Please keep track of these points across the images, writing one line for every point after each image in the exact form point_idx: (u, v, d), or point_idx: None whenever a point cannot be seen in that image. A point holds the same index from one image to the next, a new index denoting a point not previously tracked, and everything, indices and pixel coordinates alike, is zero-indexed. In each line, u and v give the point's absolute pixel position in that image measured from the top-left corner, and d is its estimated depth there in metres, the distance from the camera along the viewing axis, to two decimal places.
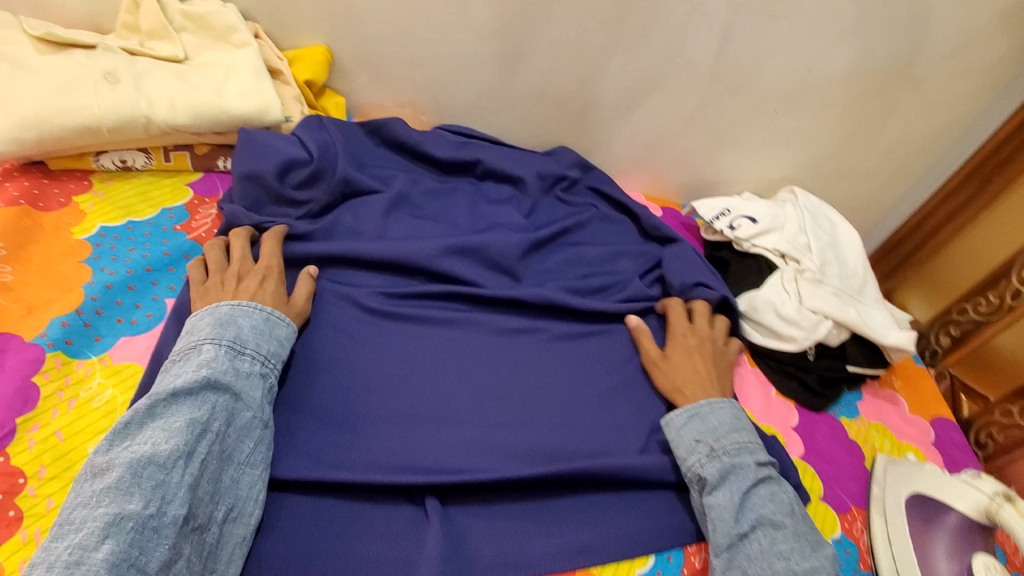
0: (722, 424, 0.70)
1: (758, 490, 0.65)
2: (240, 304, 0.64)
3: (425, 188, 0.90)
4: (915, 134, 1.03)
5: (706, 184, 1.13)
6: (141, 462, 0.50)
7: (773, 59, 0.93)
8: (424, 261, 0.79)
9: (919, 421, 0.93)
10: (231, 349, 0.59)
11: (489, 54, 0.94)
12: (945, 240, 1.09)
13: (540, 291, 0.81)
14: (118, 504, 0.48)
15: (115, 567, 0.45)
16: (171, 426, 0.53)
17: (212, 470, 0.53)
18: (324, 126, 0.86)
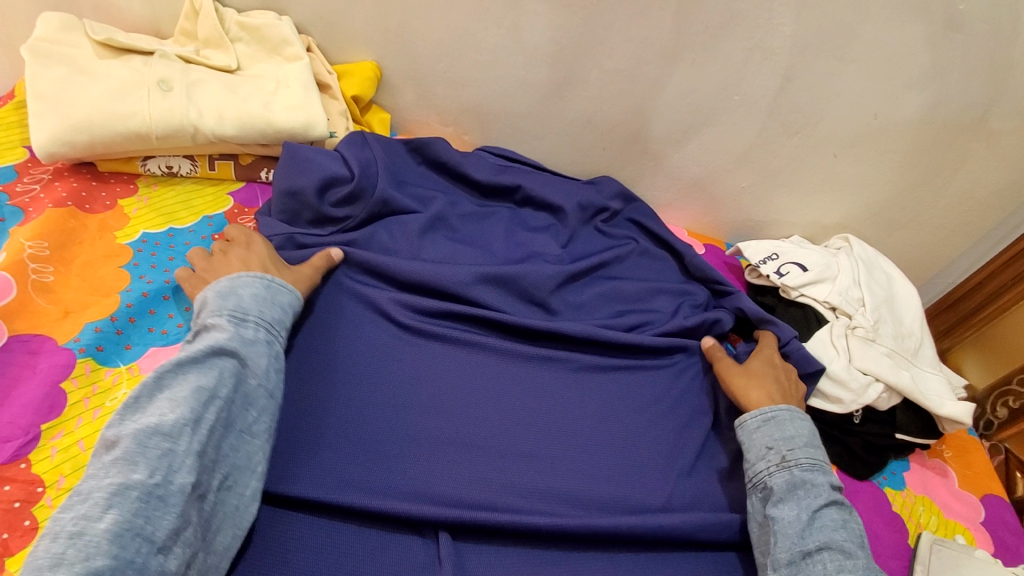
0: (799, 434, 0.67)
1: (829, 512, 0.61)
2: (238, 275, 0.63)
3: (463, 211, 0.88)
4: (984, 189, 0.97)
5: (752, 224, 1.09)
6: (146, 431, 0.48)
7: (836, 101, 0.89)
8: (457, 287, 0.77)
9: (970, 498, 0.86)
10: (234, 317, 0.58)
11: (538, 79, 0.93)
12: (1008, 305, 1.01)
13: (574, 327, 0.78)
14: (122, 474, 0.46)
15: (119, 537, 0.43)
16: (177, 394, 0.51)
17: (219, 436, 0.52)
18: (368, 144, 0.85)
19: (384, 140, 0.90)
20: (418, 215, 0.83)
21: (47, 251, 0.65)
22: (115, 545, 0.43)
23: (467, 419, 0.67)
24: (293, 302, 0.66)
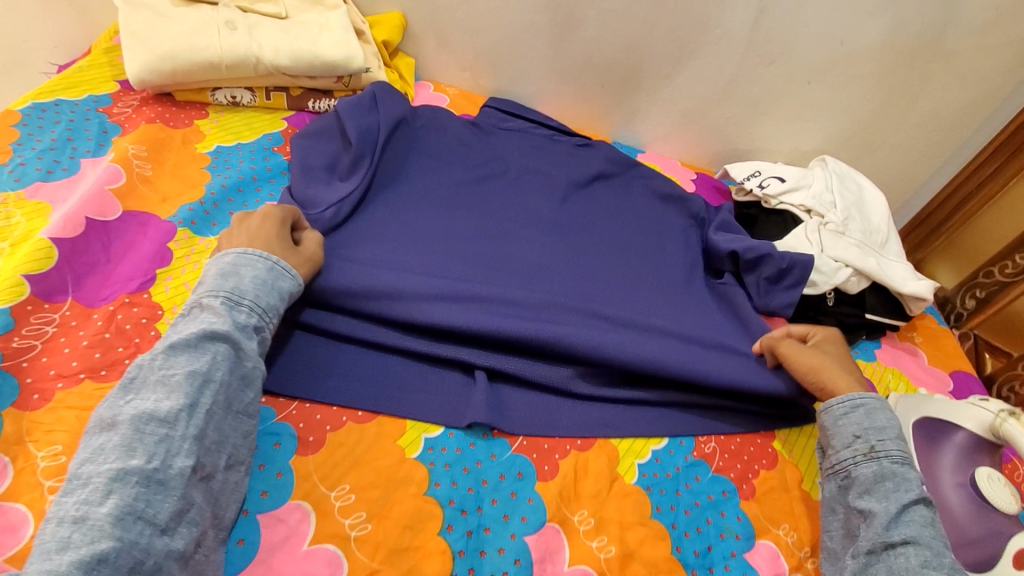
0: (891, 426, 0.65)
1: (919, 509, 0.59)
2: (244, 254, 0.61)
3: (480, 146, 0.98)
4: (948, 108, 1.08)
5: (738, 153, 1.22)
6: (143, 417, 0.49)
7: (806, 30, 1.01)
8: (477, 192, 0.90)
9: (939, 373, 0.96)
10: (228, 301, 0.57)
11: (542, 22, 1.06)
12: (974, 210, 1.12)
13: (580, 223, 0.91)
14: (119, 460, 0.46)
15: (122, 521, 0.44)
16: (171, 380, 0.51)
17: (218, 420, 0.53)
18: (375, 109, 0.88)
19: (381, 88, 0.92)
20: (442, 134, 0.96)
21: (145, 153, 0.79)
22: (116, 529, 0.44)
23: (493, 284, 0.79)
24: (294, 288, 0.63)
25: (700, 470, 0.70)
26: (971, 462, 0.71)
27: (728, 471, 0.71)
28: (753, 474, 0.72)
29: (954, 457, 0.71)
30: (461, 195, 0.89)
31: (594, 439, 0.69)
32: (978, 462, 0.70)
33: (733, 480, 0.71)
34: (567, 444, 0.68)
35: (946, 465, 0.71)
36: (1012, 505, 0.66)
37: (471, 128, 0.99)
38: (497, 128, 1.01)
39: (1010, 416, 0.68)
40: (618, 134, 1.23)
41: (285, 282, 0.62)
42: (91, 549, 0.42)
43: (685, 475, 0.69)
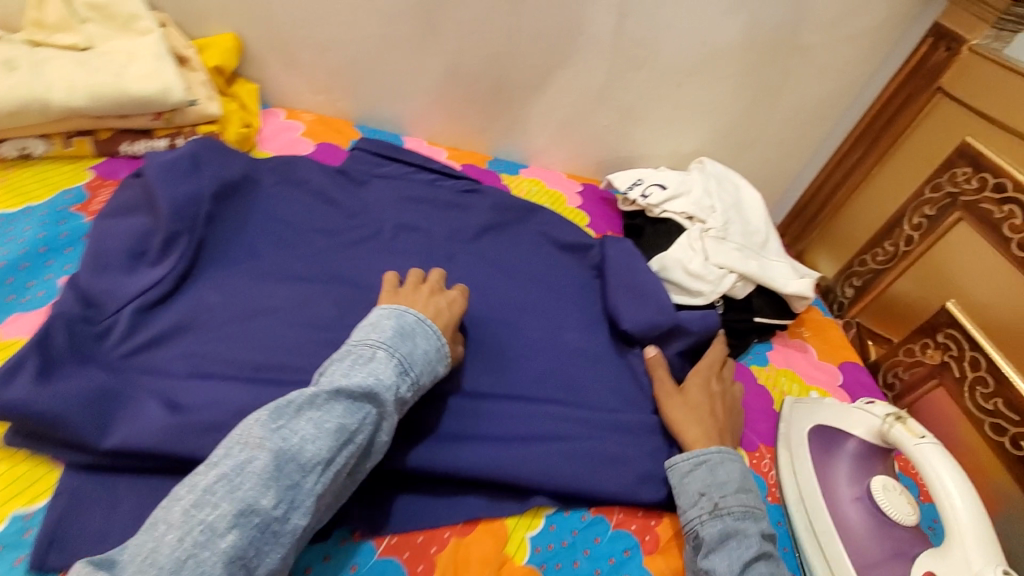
0: (731, 479, 0.64)
1: (760, 566, 0.58)
2: (423, 320, 0.63)
3: (342, 185, 0.89)
4: (810, 101, 1.09)
5: (622, 159, 1.19)
6: (284, 458, 0.50)
7: (667, 33, 0.99)
8: (343, 248, 0.82)
9: (829, 366, 0.96)
10: (400, 364, 0.59)
11: (397, 35, 0.98)
12: (844, 200, 1.13)
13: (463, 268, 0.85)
14: (250, 496, 0.48)
15: (229, 564, 0.46)
16: (323, 425, 0.53)
17: (339, 483, 0.54)
18: (197, 172, 0.76)
19: (204, 146, 0.80)
20: (304, 179, 0.88)
21: None
22: (222, 570, 0.46)
23: None
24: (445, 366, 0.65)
25: (599, 529, 0.65)
26: (866, 472, 0.69)
27: (629, 523, 0.66)
28: (656, 521, 0.67)
29: (850, 467, 0.70)
30: (327, 254, 0.80)
31: (476, 522, 0.63)
32: (873, 469, 0.69)
33: (634, 532, 0.66)
34: (444, 532, 0.61)
35: (843, 476, 0.69)
36: (911, 517, 0.64)
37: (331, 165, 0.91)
38: (371, 175, 0.92)
39: (897, 421, 0.67)
40: (500, 149, 1.16)
41: (446, 361, 0.64)
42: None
43: (582, 539, 0.64)
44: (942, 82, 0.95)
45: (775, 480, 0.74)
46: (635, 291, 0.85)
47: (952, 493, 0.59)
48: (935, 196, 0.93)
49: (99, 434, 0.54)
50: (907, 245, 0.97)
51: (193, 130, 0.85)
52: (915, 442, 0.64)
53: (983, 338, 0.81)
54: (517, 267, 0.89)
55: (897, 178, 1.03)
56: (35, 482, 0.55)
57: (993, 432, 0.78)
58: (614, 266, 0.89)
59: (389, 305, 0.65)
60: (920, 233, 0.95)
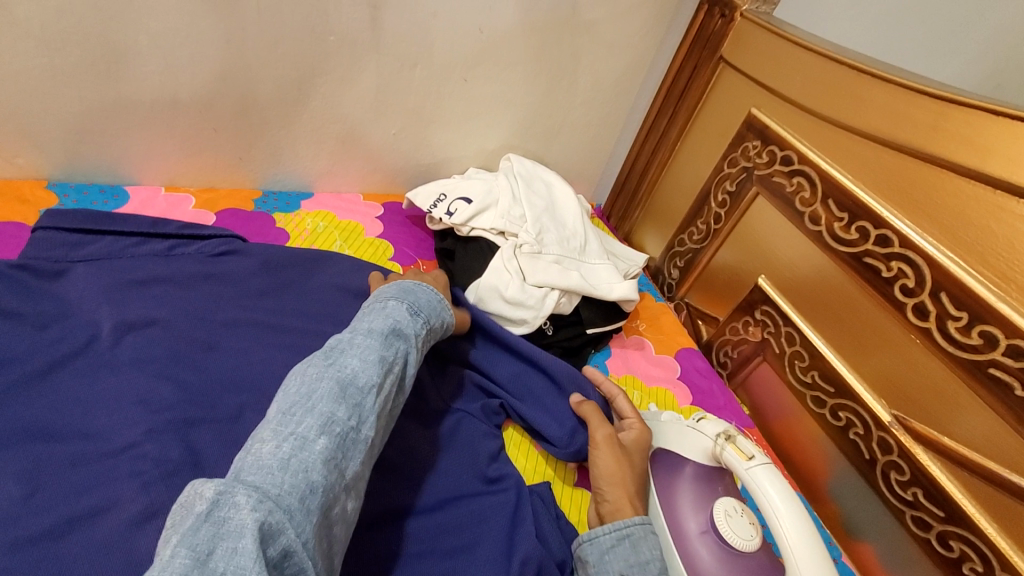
0: (654, 559, 0.59)
1: None
2: (420, 285, 0.72)
3: (20, 287, 0.65)
4: (607, 79, 1.02)
5: (425, 167, 1.04)
6: (342, 381, 0.53)
7: (435, 22, 0.84)
8: (33, 384, 0.59)
9: (667, 360, 0.93)
10: (410, 309, 0.66)
11: (71, 63, 0.72)
12: (658, 174, 1.10)
13: (219, 368, 0.66)
14: (326, 411, 0.50)
15: (328, 462, 0.47)
16: (367, 354, 0.57)
17: (388, 409, 0.57)
18: None
19: None
20: None
21: None
22: (324, 468, 0.46)
23: (67, 524, 0.51)
24: (446, 321, 0.72)
25: None
26: (708, 497, 0.65)
27: None
28: None
29: (692, 495, 0.66)
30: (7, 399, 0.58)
31: None
32: (714, 489, 0.66)
33: None
34: None
35: (688, 507, 0.65)
36: (752, 541, 0.61)
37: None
38: (67, 266, 0.68)
39: (726, 442, 0.63)
40: (273, 179, 0.95)
41: (447, 313, 0.71)
42: (304, 478, 0.45)
43: None
44: (723, 52, 0.92)
45: None
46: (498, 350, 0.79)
47: (784, 525, 0.56)
48: (733, 170, 0.92)
49: None
50: (716, 223, 0.95)
51: None
52: (745, 465, 0.61)
53: (793, 313, 0.81)
54: (302, 340, 0.72)
55: (697, 152, 1.00)
56: None
57: (814, 404, 0.80)
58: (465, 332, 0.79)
59: (388, 283, 0.73)
60: (726, 209, 0.93)
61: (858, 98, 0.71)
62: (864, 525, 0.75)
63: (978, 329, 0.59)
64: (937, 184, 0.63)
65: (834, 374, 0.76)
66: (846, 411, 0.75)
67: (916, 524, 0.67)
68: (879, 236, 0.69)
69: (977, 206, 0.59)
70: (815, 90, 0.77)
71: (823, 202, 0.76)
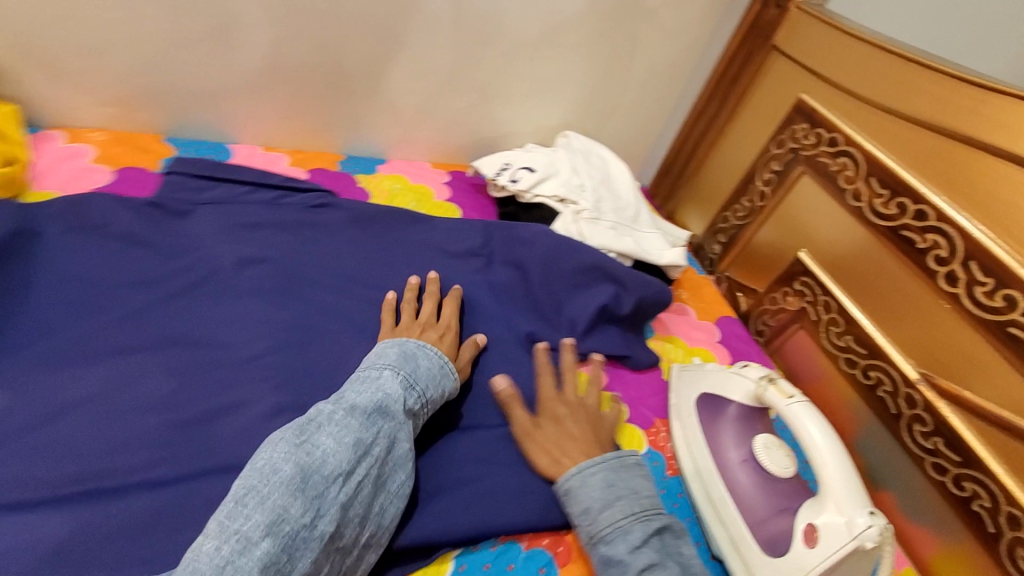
0: (591, 503, 0.61)
1: None
2: (424, 345, 0.68)
3: (162, 224, 0.75)
4: (661, 64, 1.09)
5: (487, 141, 1.12)
6: (304, 470, 0.52)
7: (510, 4, 0.92)
8: (170, 304, 0.69)
9: (707, 325, 1.00)
10: (405, 380, 0.63)
11: (193, 29, 0.81)
12: (704, 156, 1.17)
13: (324, 302, 0.75)
14: (279, 505, 0.49)
15: (266, 567, 0.46)
16: (342, 439, 0.55)
17: (364, 497, 0.54)
18: None
19: None
20: (104, 224, 0.72)
21: None
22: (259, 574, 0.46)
23: (215, 413, 0.61)
24: (449, 387, 0.68)
25: (512, 554, 0.63)
26: (748, 434, 0.74)
27: (541, 539, 0.65)
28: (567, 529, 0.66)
29: (734, 430, 0.75)
30: (151, 314, 0.67)
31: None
32: (754, 429, 0.74)
33: (547, 547, 0.64)
34: None
35: (730, 441, 0.74)
36: (788, 469, 0.69)
37: (153, 210, 0.75)
38: (202, 205, 0.78)
39: (769, 383, 0.71)
40: (352, 145, 1.04)
41: (446, 381, 0.67)
42: None
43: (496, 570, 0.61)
44: (776, 40, 0.99)
45: (671, 451, 0.78)
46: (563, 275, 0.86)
47: (823, 451, 0.63)
48: (780, 151, 0.98)
49: None
50: (761, 200, 1.02)
51: None
52: (786, 403, 0.68)
53: (831, 282, 0.88)
54: (390, 279, 0.80)
55: (744, 135, 1.07)
56: None
57: (846, 366, 0.86)
58: (535, 258, 0.86)
59: (393, 338, 0.70)
60: (771, 187, 1.00)
61: (904, 84, 0.78)
62: (884, 474, 0.82)
63: (1002, 292, 0.66)
64: (973, 163, 0.70)
65: (868, 338, 0.83)
66: (876, 371, 0.82)
67: (933, 469, 0.74)
68: (916, 211, 0.75)
69: (1006, 185, 0.66)
70: (863, 76, 0.84)
71: (866, 180, 0.82)
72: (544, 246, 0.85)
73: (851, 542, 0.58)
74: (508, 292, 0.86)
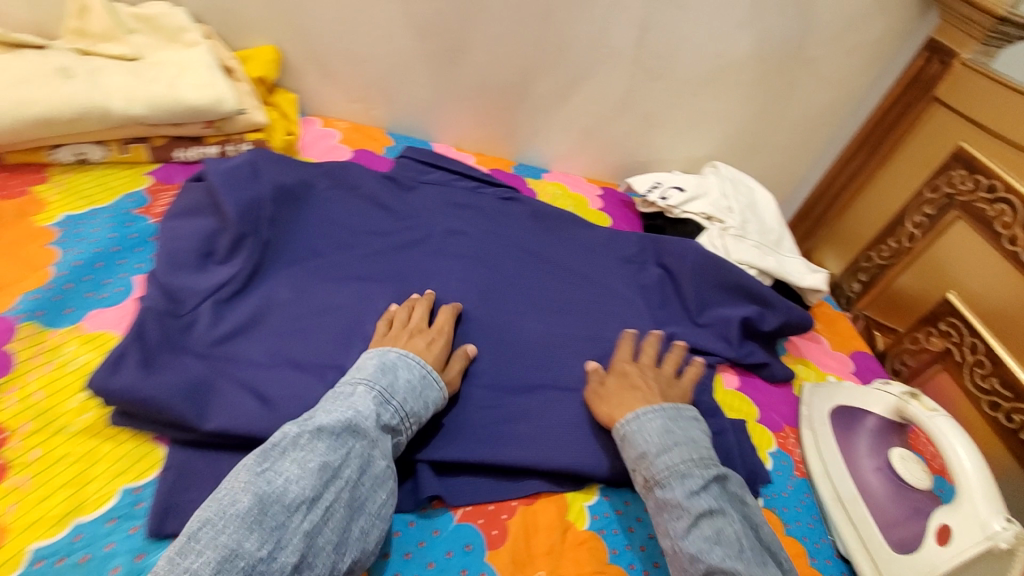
0: (649, 446, 0.65)
1: (700, 529, 0.59)
2: (406, 356, 0.66)
3: (392, 191, 0.92)
4: (816, 108, 1.16)
5: (639, 163, 1.25)
6: (266, 498, 0.50)
7: (686, 45, 1.05)
8: (394, 251, 0.84)
9: (840, 355, 1.02)
10: (380, 395, 0.61)
11: (428, 48, 1.03)
12: (850, 199, 1.21)
13: (504, 268, 0.89)
14: (232, 541, 0.48)
15: None
16: (307, 463, 0.53)
17: (335, 523, 0.52)
18: (257, 178, 0.80)
19: (260, 154, 0.84)
20: (356, 185, 0.90)
21: None
22: None
23: None
24: (437, 395, 0.65)
25: None
26: (883, 445, 0.78)
27: None
28: None
29: (869, 441, 0.79)
30: (381, 256, 0.83)
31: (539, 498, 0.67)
32: (889, 442, 0.78)
33: None
34: (512, 500, 0.66)
35: (864, 449, 0.78)
36: (924, 480, 0.73)
37: (388, 183, 0.92)
38: (418, 181, 0.96)
39: (913, 398, 0.75)
40: (524, 154, 1.21)
41: (431, 391, 0.65)
42: None
43: (635, 508, 0.69)
44: (937, 93, 1.03)
45: (800, 456, 0.82)
46: (709, 282, 0.93)
47: (960, 455, 0.66)
48: (934, 195, 1.01)
49: (199, 417, 0.58)
50: (909, 242, 1.05)
51: (242, 138, 0.89)
52: (927, 415, 0.71)
53: (978, 324, 0.88)
54: (557, 260, 0.93)
55: (896, 180, 1.11)
56: (139, 460, 0.56)
57: (989, 409, 0.85)
58: (684, 264, 0.95)
59: (376, 349, 0.68)
60: (921, 230, 1.03)
61: None
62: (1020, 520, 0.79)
63: None
64: None
65: (1015, 382, 0.81)
66: (1020, 415, 0.81)
67: None
68: None
69: None
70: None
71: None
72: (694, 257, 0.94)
73: (985, 542, 0.61)
74: (657, 289, 0.95)
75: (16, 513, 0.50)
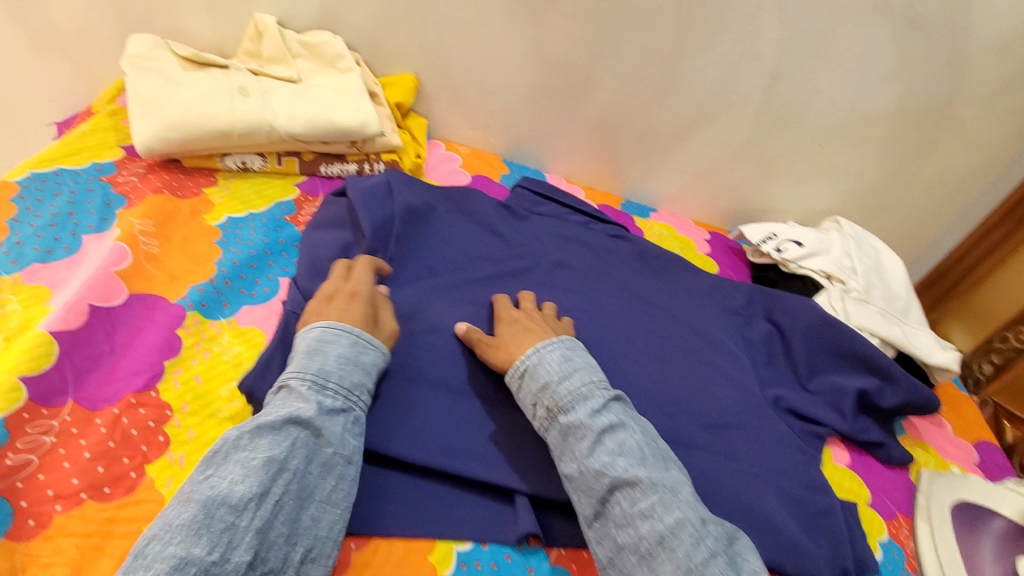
0: (550, 377, 0.65)
1: (604, 445, 0.60)
2: (332, 327, 0.64)
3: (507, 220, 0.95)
4: (958, 170, 1.08)
5: (752, 211, 1.21)
6: (213, 501, 0.49)
7: (818, 97, 1.01)
8: (506, 279, 0.87)
9: (964, 443, 0.93)
10: (315, 383, 0.59)
11: (553, 84, 1.06)
12: (986, 274, 1.15)
13: (609, 307, 0.89)
14: (179, 551, 0.45)
15: None
16: (250, 462, 0.52)
17: (284, 514, 0.51)
18: (390, 198, 0.87)
19: (394, 175, 0.91)
20: (475, 211, 0.94)
21: (152, 228, 0.76)
22: None
23: None
24: (377, 359, 0.65)
25: None
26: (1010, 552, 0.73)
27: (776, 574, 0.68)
28: None
29: (993, 546, 0.74)
30: (492, 281, 0.86)
31: None
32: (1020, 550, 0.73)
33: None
34: None
35: (987, 554, 0.73)
36: None
37: (503, 212, 0.96)
38: (531, 212, 0.99)
39: None
40: (633, 191, 1.21)
41: (366, 356, 0.63)
42: None
43: None
44: None
45: (912, 550, 0.75)
46: (825, 344, 0.88)
47: None
48: None
49: None
50: None
51: (378, 157, 0.97)
52: None
53: None
54: (663, 306, 0.92)
55: None
56: None
57: None
58: (797, 323, 0.91)
59: (305, 330, 0.65)
60: None
61: None
62: None
63: None
64: None
65: None
66: None
67: None
68: None
69: None
70: None
71: None
72: (810, 318, 0.90)
73: None
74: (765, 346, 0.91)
75: (174, 485, 0.56)
